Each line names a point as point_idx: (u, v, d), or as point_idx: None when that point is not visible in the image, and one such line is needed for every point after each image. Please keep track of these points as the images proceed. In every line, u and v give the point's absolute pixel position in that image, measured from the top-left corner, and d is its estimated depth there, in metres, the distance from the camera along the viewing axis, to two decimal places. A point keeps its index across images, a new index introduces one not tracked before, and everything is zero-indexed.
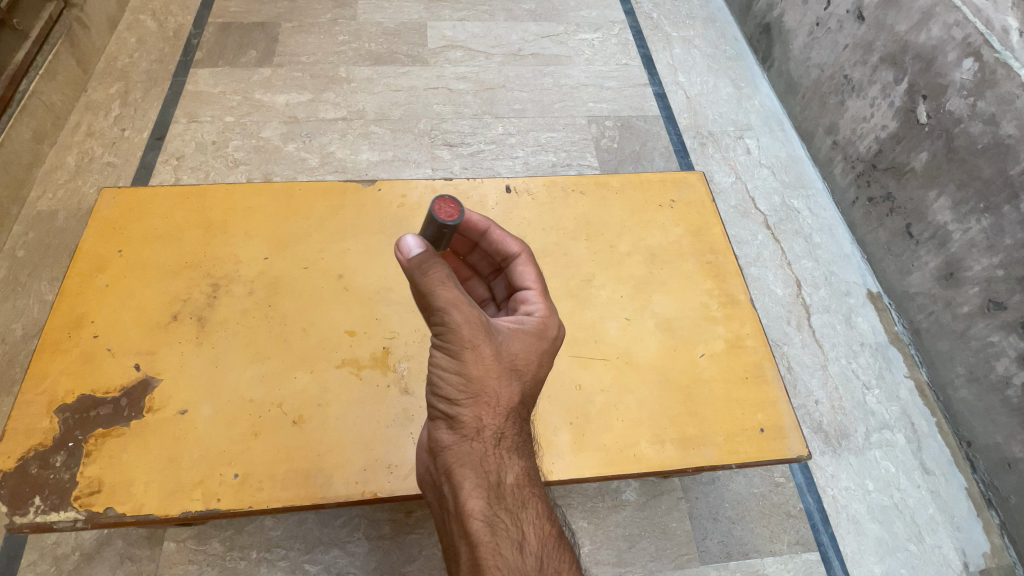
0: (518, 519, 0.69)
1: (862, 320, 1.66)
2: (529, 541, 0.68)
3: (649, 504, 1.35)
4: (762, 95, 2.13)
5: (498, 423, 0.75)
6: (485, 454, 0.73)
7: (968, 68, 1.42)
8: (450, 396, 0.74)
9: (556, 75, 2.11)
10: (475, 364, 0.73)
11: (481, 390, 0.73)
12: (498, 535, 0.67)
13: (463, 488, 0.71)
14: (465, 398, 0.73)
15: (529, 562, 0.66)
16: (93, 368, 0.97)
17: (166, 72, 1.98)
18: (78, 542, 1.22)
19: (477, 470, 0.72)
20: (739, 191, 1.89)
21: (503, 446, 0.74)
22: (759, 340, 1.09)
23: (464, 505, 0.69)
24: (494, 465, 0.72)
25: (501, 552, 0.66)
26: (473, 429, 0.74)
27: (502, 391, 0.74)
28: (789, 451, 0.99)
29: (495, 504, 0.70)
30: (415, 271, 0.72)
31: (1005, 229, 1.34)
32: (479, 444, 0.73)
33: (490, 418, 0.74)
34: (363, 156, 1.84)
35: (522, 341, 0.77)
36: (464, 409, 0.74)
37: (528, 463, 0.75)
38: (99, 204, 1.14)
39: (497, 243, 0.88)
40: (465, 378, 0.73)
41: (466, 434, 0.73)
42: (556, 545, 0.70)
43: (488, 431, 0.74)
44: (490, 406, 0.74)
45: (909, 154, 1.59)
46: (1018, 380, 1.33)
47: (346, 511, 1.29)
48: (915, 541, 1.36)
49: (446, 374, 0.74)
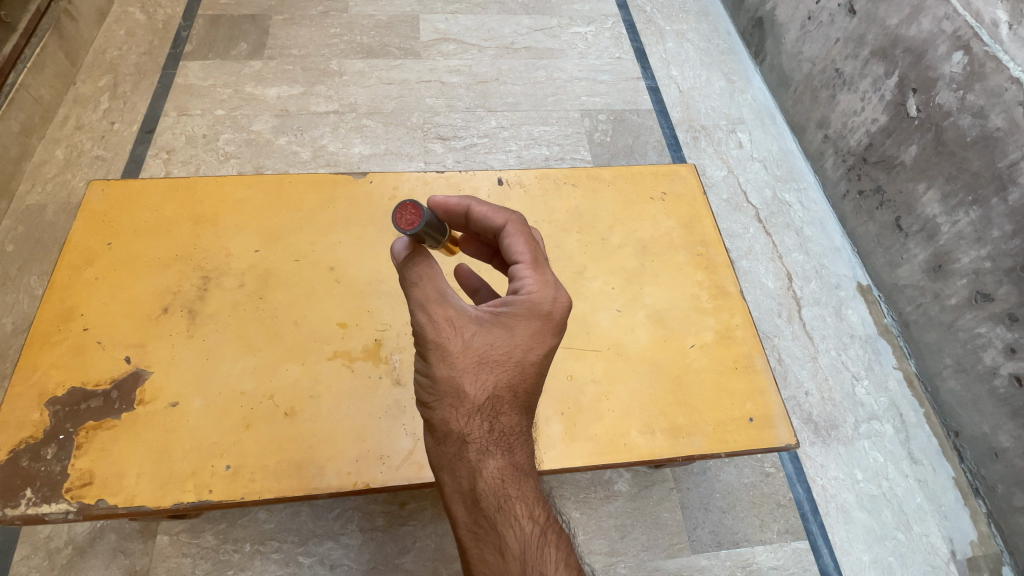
0: (497, 525, 0.67)
1: (851, 312, 1.68)
2: (509, 546, 0.66)
3: (641, 494, 1.37)
4: (754, 89, 2.13)
5: (466, 424, 0.72)
6: (457, 458, 0.71)
7: (957, 61, 1.43)
8: (426, 401, 0.76)
9: (549, 68, 2.10)
10: (443, 363, 0.74)
11: (448, 391, 0.73)
12: (480, 541, 0.67)
13: (447, 494, 0.72)
14: (434, 401, 0.74)
15: (510, 569, 0.64)
16: (84, 361, 0.97)
17: (155, 65, 1.97)
18: (71, 536, 1.22)
19: (453, 476, 0.71)
20: (731, 184, 1.90)
21: (477, 446, 0.71)
22: (749, 330, 1.10)
23: (448, 511, 0.71)
24: (467, 467, 0.70)
25: (485, 558, 0.66)
26: (444, 433, 0.73)
27: (470, 388, 0.73)
28: (778, 440, 1.00)
29: (472, 510, 0.69)
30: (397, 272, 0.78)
31: (993, 221, 1.36)
32: (452, 449, 0.72)
33: (462, 416, 0.73)
34: (356, 150, 1.84)
35: (492, 330, 0.75)
36: (438, 412, 0.74)
37: (506, 459, 0.71)
38: (88, 197, 1.13)
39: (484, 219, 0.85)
40: (433, 382, 0.74)
41: (441, 438, 0.74)
42: (541, 547, 0.66)
43: (457, 432, 0.72)
44: (456, 408, 0.73)
45: (899, 148, 1.60)
46: (1004, 370, 1.35)
47: (340, 503, 1.30)
48: (902, 529, 1.38)
49: (422, 380, 0.76)
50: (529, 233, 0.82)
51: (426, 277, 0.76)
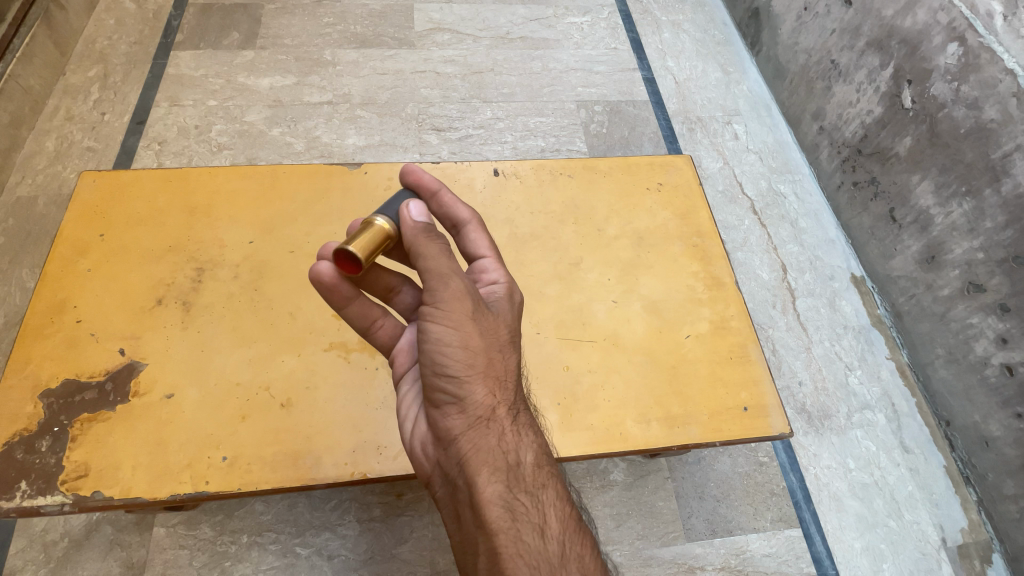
0: (539, 502, 0.70)
1: (845, 303, 1.69)
2: (550, 524, 0.69)
3: (636, 483, 1.38)
4: (750, 80, 2.13)
5: (508, 401, 0.74)
6: (500, 434, 0.72)
7: (952, 52, 1.43)
8: (459, 373, 0.72)
9: (545, 59, 2.09)
10: (478, 335, 0.73)
11: (487, 365, 0.73)
12: (520, 521, 0.68)
13: (481, 473, 0.70)
14: (476, 374, 0.72)
15: (552, 547, 0.67)
16: (77, 353, 0.96)
17: (146, 55, 1.94)
18: (67, 528, 1.22)
19: (494, 452, 0.71)
20: (726, 176, 1.90)
21: (518, 425, 0.74)
22: (743, 321, 1.10)
23: (483, 491, 0.69)
24: (509, 444, 0.72)
25: (524, 539, 0.66)
26: (486, 408, 0.73)
27: (506, 364, 0.75)
28: (772, 429, 1.01)
29: (513, 488, 0.70)
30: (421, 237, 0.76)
31: (986, 212, 1.37)
32: (493, 423, 0.72)
33: (500, 393, 0.74)
34: (350, 141, 1.82)
35: (515, 311, 0.80)
36: (475, 386, 0.73)
37: (540, 440, 0.76)
38: (79, 188, 1.12)
39: (448, 208, 0.89)
40: (474, 352, 0.72)
41: (477, 414, 0.72)
42: (574, 528, 0.71)
43: (500, 407, 0.73)
44: (499, 381, 0.74)
45: (894, 139, 1.61)
46: (995, 360, 1.36)
47: (337, 495, 1.31)
48: (894, 517, 1.40)
49: (452, 351, 0.72)
50: (486, 230, 0.89)
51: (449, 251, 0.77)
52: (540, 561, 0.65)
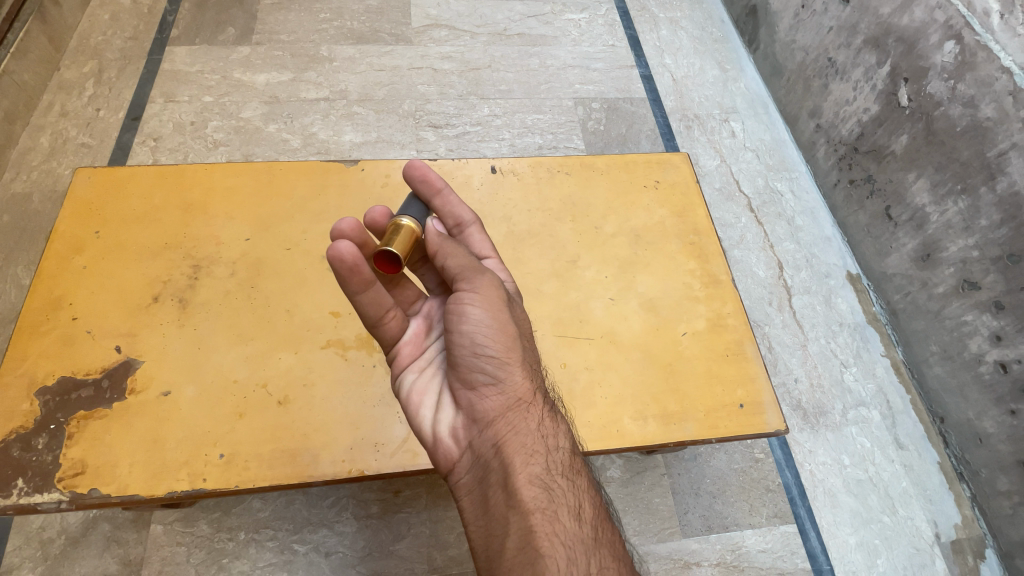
0: (574, 487, 0.72)
1: (841, 300, 1.70)
2: (583, 508, 0.71)
3: (633, 480, 1.39)
4: (747, 77, 2.13)
5: (540, 387, 0.79)
6: (536, 418, 0.76)
7: (949, 50, 1.43)
8: (499, 355, 0.75)
9: (542, 55, 2.09)
10: (511, 323, 0.78)
11: (522, 352, 0.78)
12: (558, 501, 0.70)
13: (521, 452, 0.72)
14: (515, 357, 0.76)
15: (587, 530, 0.69)
16: (73, 351, 0.96)
17: (141, 50, 1.93)
18: (64, 526, 1.22)
19: (532, 434, 0.74)
20: (723, 173, 1.90)
21: (550, 412, 0.79)
22: (740, 318, 1.11)
23: (524, 469, 0.70)
24: (545, 429, 0.75)
25: (562, 519, 0.68)
26: (524, 392, 0.76)
27: (534, 355, 0.81)
28: (767, 425, 1.02)
29: (550, 470, 0.72)
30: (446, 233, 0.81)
31: (981, 210, 1.37)
32: (530, 407, 0.76)
33: (533, 380, 0.79)
34: (347, 138, 1.82)
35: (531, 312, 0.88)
36: (513, 370, 0.76)
37: (568, 429, 0.80)
38: (75, 185, 1.11)
39: (449, 210, 0.93)
40: (511, 338, 0.77)
41: (516, 396, 0.75)
42: (603, 515, 0.74)
43: (535, 393, 0.78)
44: (532, 370, 0.79)
45: (890, 137, 1.61)
46: (990, 357, 1.38)
47: (334, 492, 1.31)
48: (889, 513, 1.41)
49: (492, 334, 0.76)
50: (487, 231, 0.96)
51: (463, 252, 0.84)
52: (577, 541, 0.67)
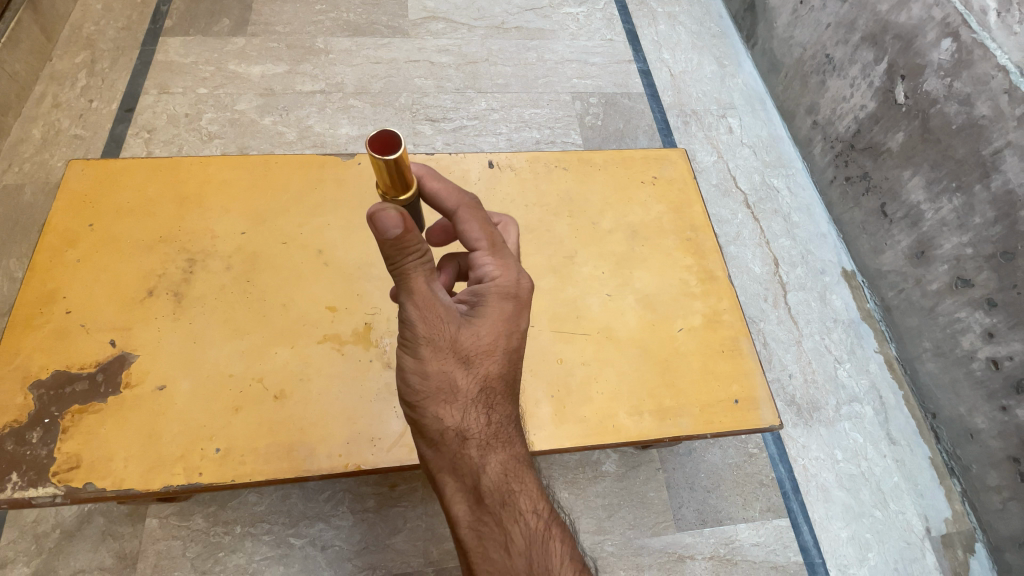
0: (502, 523, 0.69)
1: (836, 297, 1.71)
2: (515, 539, 0.69)
3: (628, 474, 1.40)
4: (745, 73, 2.13)
5: (463, 419, 0.72)
6: (457, 455, 0.72)
7: (946, 48, 1.43)
8: (411, 401, 0.73)
9: (540, 49, 2.08)
10: (435, 357, 0.72)
11: (437, 388, 0.72)
12: (484, 540, 0.70)
13: (448, 494, 0.73)
14: (421, 401, 0.72)
15: (517, 564, 0.68)
16: (68, 344, 0.95)
17: (134, 41, 1.90)
18: (58, 520, 1.21)
19: (453, 475, 0.72)
20: (720, 169, 1.90)
21: (477, 445, 0.72)
22: (736, 314, 1.11)
23: (449, 511, 0.72)
24: (467, 467, 0.71)
25: (489, 556, 0.69)
26: (439, 432, 0.72)
27: (461, 384, 0.72)
28: (762, 421, 1.02)
29: (476, 506, 0.71)
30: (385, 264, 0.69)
31: (975, 208, 1.38)
32: (447, 447, 0.72)
33: (460, 412, 0.72)
34: (343, 131, 1.81)
35: (480, 319, 0.74)
36: (430, 411, 0.73)
37: (504, 454, 0.73)
38: (68, 177, 1.10)
39: (433, 197, 0.80)
40: (419, 380, 0.72)
41: (434, 438, 0.73)
42: (546, 539, 0.70)
43: (452, 431, 0.72)
44: (448, 404, 0.72)
45: (886, 134, 1.62)
46: (982, 354, 1.39)
47: (330, 486, 1.31)
48: (880, 508, 1.42)
49: (409, 377, 0.73)
50: (482, 213, 0.81)
51: (428, 262, 0.72)
52: None
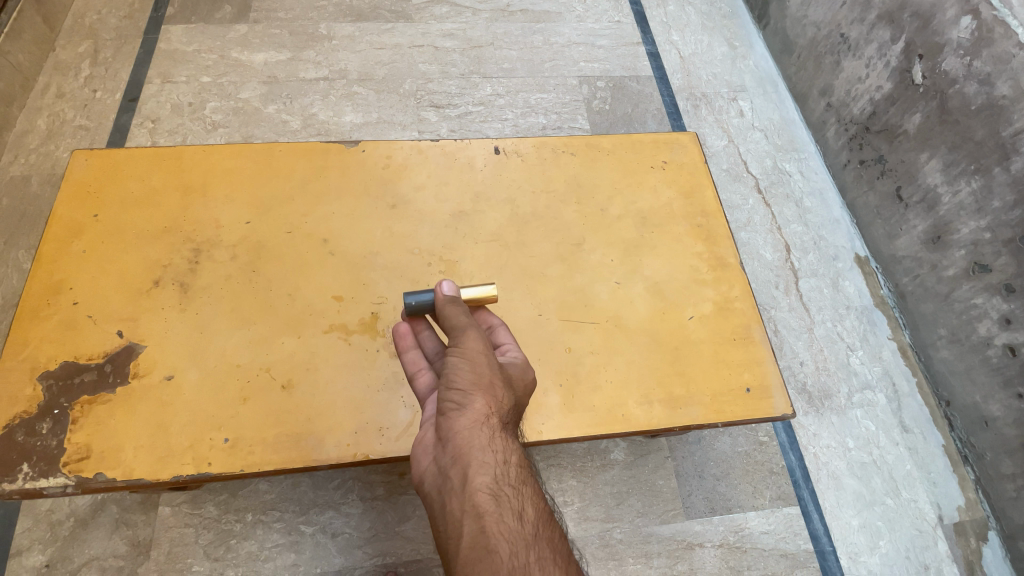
0: (522, 494, 0.70)
1: (849, 283, 1.68)
2: (530, 515, 0.69)
3: (636, 462, 1.39)
4: (756, 55, 2.08)
5: (505, 412, 0.76)
6: (493, 435, 0.73)
7: (966, 26, 1.39)
8: (462, 385, 0.75)
9: (546, 32, 2.04)
10: (486, 364, 0.77)
11: (491, 381, 0.76)
12: (504, 507, 0.67)
13: (473, 464, 0.70)
14: (476, 385, 0.75)
15: (533, 531, 0.67)
16: (75, 335, 0.95)
17: (136, 29, 1.89)
18: (72, 508, 1.23)
19: (487, 449, 0.71)
20: (731, 154, 1.86)
21: (507, 433, 0.75)
22: (747, 301, 1.10)
23: (474, 477, 0.69)
24: (500, 447, 0.72)
25: (506, 522, 0.66)
26: (483, 412, 0.74)
27: (506, 391, 0.78)
28: (774, 410, 1.01)
29: (503, 483, 0.70)
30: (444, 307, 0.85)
31: (994, 191, 1.35)
32: (486, 424, 0.73)
33: (499, 408, 0.76)
34: (347, 119, 1.78)
35: (522, 364, 0.84)
36: (475, 399, 0.74)
37: (522, 449, 0.77)
38: (71, 167, 1.10)
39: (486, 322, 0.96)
40: (478, 369, 0.76)
41: (477, 415, 0.73)
42: (551, 524, 0.71)
43: (496, 415, 0.75)
44: (497, 395, 0.76)
45: (903, 116, 1.57)
46: (998, 341, 1.36)
47: (340, 474, 1.32)
48: (892, 495, 1.41)
49: (461, 369, 0.77)
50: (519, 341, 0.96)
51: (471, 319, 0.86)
52: (521, 543, 0.65)
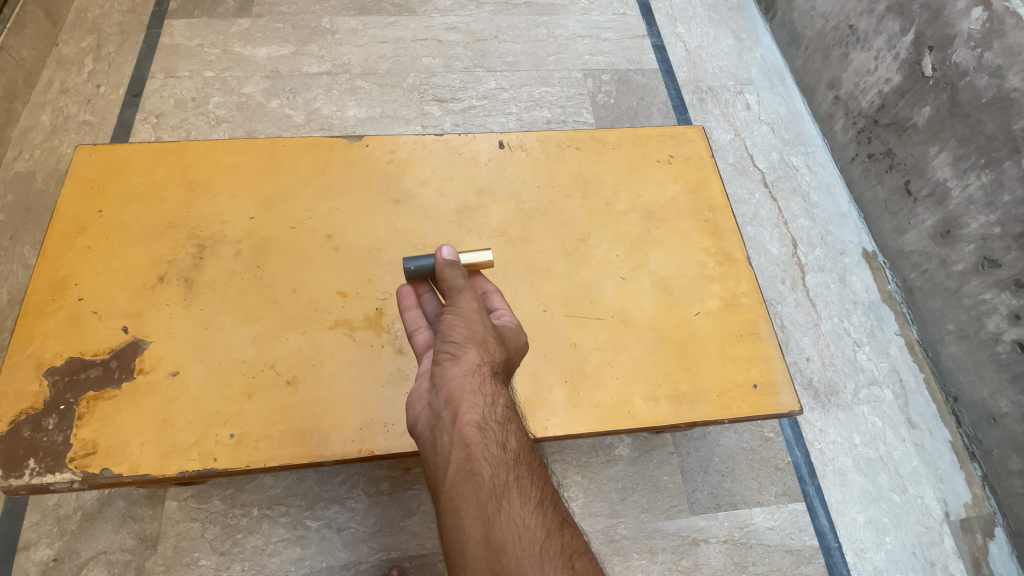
0: (506, 429, 0.76)
1: (856, 279, 1.66)
2: (513, 447, 0.75)
3: (641, 458, 1.39)
4: (763, 47, 2.05)
5: (496, 363, 0.81)
6: (484, 381, 0.78)
7: (977, 17, 1.37)
8: (456, 338, 0.80)
9: (550, 25, 2.02)
10: (480, 322, 0.82)
11: (483, 336, 0.81)
12: (490, 439, 0.74)
13: (464, 404, 0.75)
14: (469, 338, 0.79)
15: (514, 460, 0.74)
16: (80, 331, 0.95)
17: (139, 24, 1.88)
18: (79, 503, 1.23)
19: (478, 393, 0.76)
20: (737, 147, 1.84)
21: (497, 379, 0.80)
22: (755, 297, 1.09)
23: (462, 414, 0.75)
24: (489, 390, 0.77)
25: (491, 452, 0.73)
26: (475, 362, 0.78)
27: (498, 345, 0.82)
28: (781, 406, 1.00)
29: (491, 419, 0.76)
30: (444, 270, 0.86)
31: (1004, 185, 1.33)
32: (478, 371, 0.78)
33: (492, 360, 0.80)
34: (350, 113, 1.77)
35: (513, 323, 0.88)
36: (469, 352, 0.79)
37: (510, 394, 0.82)
38: (76, 162, 1.10)
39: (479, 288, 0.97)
40: (470, 324, 0.81)
41: (469, 364, 0.78)
42: (533, 458, 0.77)
43: (487, 365, 0.79)
44: (488, 348, 0.80)
45: (912, 109, 1.55)
46: (1007, 337, 1.35)
47: (345, 469, 1.32)
48: (899, 492, 1.40)
49: (457, 326, 0.80)
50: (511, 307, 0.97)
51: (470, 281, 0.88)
52: (504, 469, 0.72)
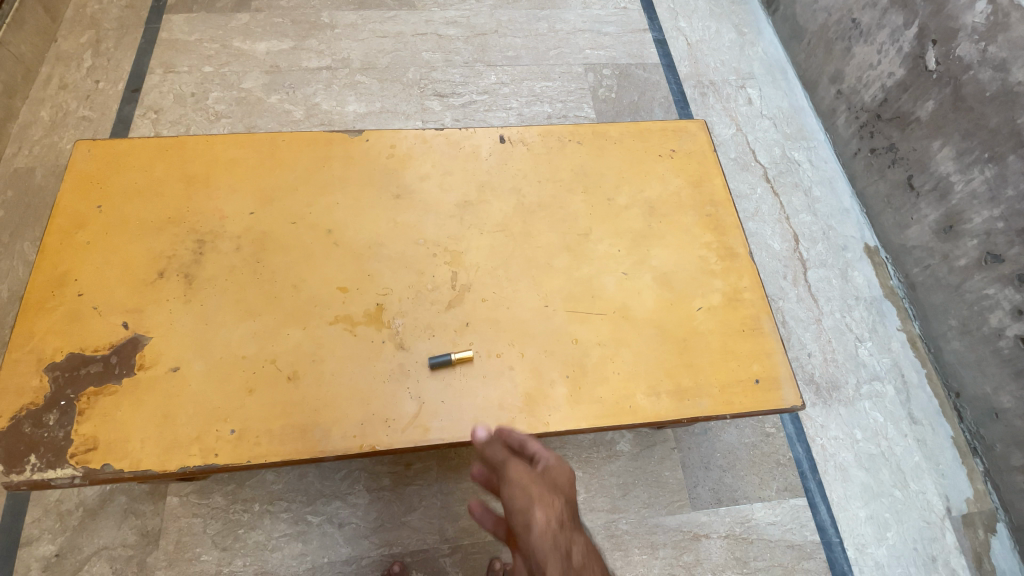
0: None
1: (858, 274, 1.66)
2: None
3: (643, 454, 1.39)
4: (765, 41, 2.04)
5: (560, 514, 0.72)
6: (556, 536, 0.68)
7: (981, 10, 1.35)
8: (518, 501, 0.73)
9: (551, 19, 2.01)
10: (537, 482, 0.75)
11: (539, 492, 0.74)
12: None
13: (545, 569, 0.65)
14: (528, 500, 0.72)
15: None
16: (80, 327, 0.95)
17: (138, 19, 1.87)
18: (82, 499, 1.24)
19: (554, 551, 0.66)
20: (739, 142, 1.84)
21: (570, 531, 0.70)
22: (757, 292, 1.08)
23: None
24: (564, 542, 0.68)
25: None
26: (543, 521, 0.69)
27: (556, 495, 0.74)
28: (783, 401, 1.00)
29: (572, 571, 0.64)
30: (484, 449, 0.84)
31: (1008, 179, 1.32)
32: (548, 528, 0.69)
33: (560, 516, 0.72)
34: (350, 109, 1.77)
35: (565, 470, 0.81)
36: (535, 512, 0.71)
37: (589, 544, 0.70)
38: (75, 158, 1.09)
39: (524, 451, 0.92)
40: (524, 487, 0.75)
41: (536, 522, 0.69)
42: None
43: (554, 522, 0.70)
44: (549, 502, 0.72)
45: (915, 103, 1.54)
46: (1010, 332, 1.34)
47: (347, 465, 1.32)
48: (900, 487, 1.40)
49: (516, 492, 0.74)
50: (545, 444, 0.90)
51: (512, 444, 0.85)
52: None
